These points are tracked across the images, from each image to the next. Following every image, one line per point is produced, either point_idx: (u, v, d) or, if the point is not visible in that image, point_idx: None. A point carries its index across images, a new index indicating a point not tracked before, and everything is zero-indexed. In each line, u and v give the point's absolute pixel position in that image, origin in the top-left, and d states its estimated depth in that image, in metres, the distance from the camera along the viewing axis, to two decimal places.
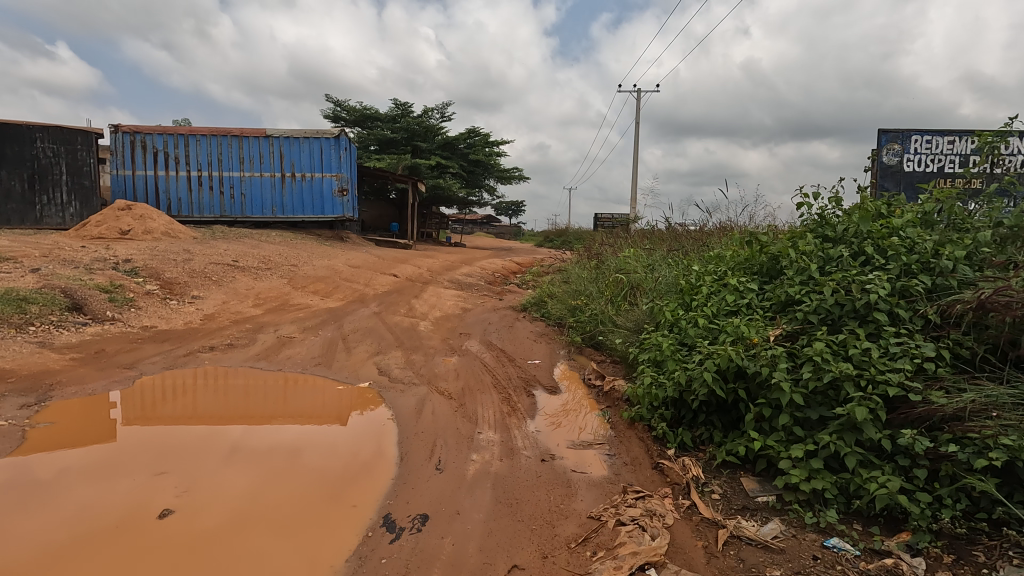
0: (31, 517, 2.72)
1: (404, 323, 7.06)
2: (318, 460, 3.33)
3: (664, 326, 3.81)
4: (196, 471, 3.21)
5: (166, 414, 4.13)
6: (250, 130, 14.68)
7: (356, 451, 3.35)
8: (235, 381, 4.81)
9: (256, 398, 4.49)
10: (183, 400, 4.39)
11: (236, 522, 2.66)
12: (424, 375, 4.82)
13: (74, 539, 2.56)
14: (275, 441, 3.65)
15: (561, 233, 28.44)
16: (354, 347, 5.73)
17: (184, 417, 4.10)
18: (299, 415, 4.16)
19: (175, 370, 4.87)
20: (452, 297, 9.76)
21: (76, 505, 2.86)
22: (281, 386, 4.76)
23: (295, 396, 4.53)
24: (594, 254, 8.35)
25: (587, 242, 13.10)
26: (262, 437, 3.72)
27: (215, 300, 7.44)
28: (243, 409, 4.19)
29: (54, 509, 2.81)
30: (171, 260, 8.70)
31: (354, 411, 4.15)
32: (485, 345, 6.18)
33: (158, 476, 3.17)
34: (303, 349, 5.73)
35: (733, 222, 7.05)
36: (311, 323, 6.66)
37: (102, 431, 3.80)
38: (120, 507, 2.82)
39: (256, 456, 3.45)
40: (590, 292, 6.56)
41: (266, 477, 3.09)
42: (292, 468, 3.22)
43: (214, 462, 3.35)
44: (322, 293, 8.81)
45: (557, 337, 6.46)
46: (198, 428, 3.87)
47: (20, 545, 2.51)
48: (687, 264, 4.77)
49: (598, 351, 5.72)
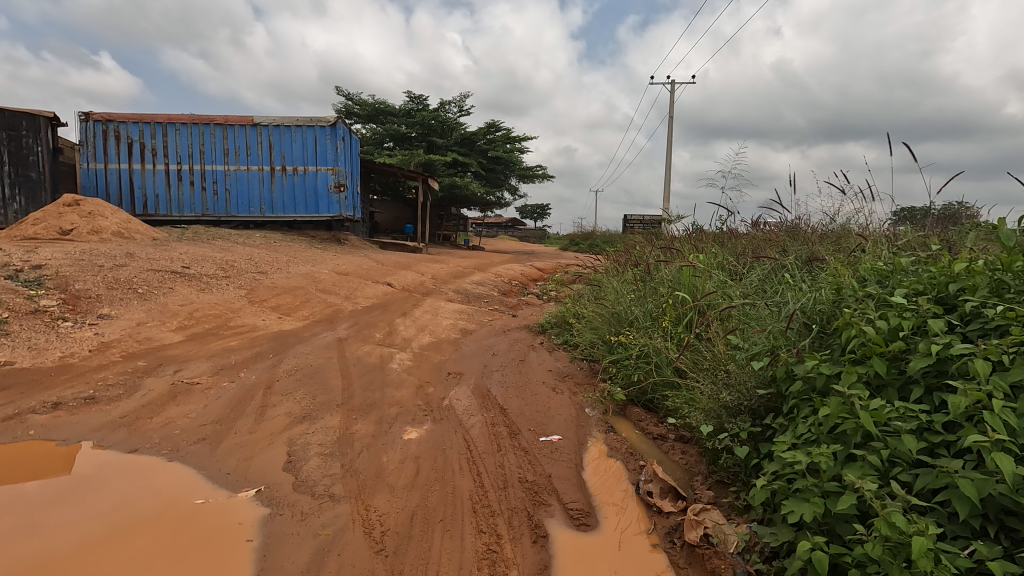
0: (71, 508, 2.50)
1: (368, 358, 5.02)
2: (357, 456, 2.96)
3: (858, 433, 1.70)
4: (235, 464, 2.91)
5: (119, 445, 3.18)
6: (234, 117, 12.94)
7: (384, 471, 2.79)
8: (133, 445, 3.19)
9: (243, 421, 3.47)
10: (152, 424, 3.46)
11: (278, 517, 2.41)
12: (358, 473, 2.77)
13: (113, 530, 2.33)
14: (313, 429, 3.30)
15: (587, 236, 26.31)
16: (277, 404, 3.71)
17: (173, 431, 3.36)
18: (314, 417, 3.49)
19: (50, 440, 3.22)
20: (452, 313, 7.73)
21: (112, 496, 2.60)
22: (235, 433, 3.30)
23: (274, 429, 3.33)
24: (636, 262, 6.22)
25: (620, 246, 10.96)
26: (296, 430, 3.30)
27: (128, 321, 5.57)
28: (229, 431, 3.33)
29: (94, 500, 2.56)
30: (95, 266, 6.89)
31: (361, 436, 3.23)
32: (473, 397, 4.13)
33: (194, 471, 2.86)
34: (198, 406, 3.73)
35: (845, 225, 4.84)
36: (236, 359, 4.70)
37: (59, 457, 3.04)
38: (159, 499, 2.57)
39: (296, 444, 3.12)
40: (637, 319, 4.48)
41: (306, 470, 2.81)
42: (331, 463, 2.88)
43: (254, 452, 3.04)
44: (283, 309, 6.86)
45: (587, 384, 4.42)
46: (226, 426, 3.40)
47: (57, 535, 2.28)
48: (822, 283, 2.70)
49: (653, 416, 3.71)
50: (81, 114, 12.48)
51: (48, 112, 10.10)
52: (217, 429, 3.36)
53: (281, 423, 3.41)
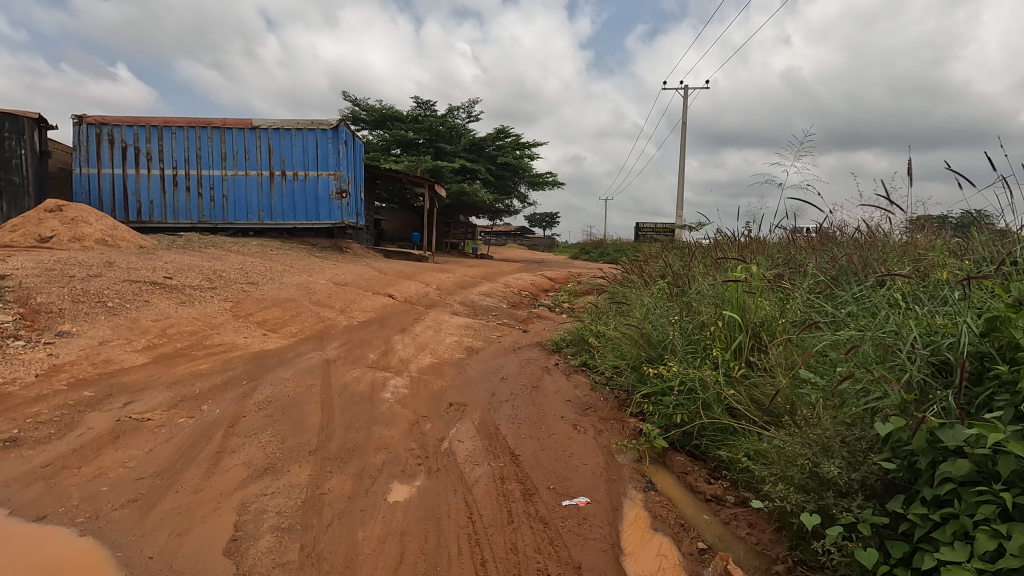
0: (18, 551, 2.17)
1: (356, 385, 4.32)
2: (339, 519, 2.38)
3: None
4: (213, 494, 2.58)
5: (25, 509, 2.49)
6: (233, 120, 12.42)
7: (372, 553, 2.17)
8: (42, 509, 2.49)
9: (190, 475, 2.77)
10: (75, 479, 2.75)
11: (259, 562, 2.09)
12: (321, 564, 2.09)
13: None
14: (305, 452, 2.97)
15: (599, 245, 25.56)
16: (236, 449, 3.02)
17: (135, 464, 2.90)
18: (299, 446, 3.05)
19: None
20: (458, 329, 7.03)
21: (69, 538, 2.27)
22: (177, 493, 2.60)
23: (226, 488, 2.62)
24: (666, 276, 5.48)
25: (638, 255, 10.24)
26: (282, 454, 2.94)
27: (89, 340, 4.92)
28: (174, 486, 2.66)
29: (47, 541, 2.24)
30: (65, 277, 6.26)
31: (338, 495, 2.58)
32: (480, 439, 3.41)
33: (163, 503, 2.51)
34: (139, 452, 3.04)
35: (917, 240, 4.06)
36: (202, 387, 4.02)
37: None
38: (122, 541, 2.24)
39: (282, 471, 2.77)
40: (675, 345, 3.75)
41: (292, 504, 2.47)
42: (321, 498, 2.53)
43: (236, 479, 2.71)
44: (270, 325, 6.19)
45: (614, 422, 3.70)
46: (205, 448, 3.05)
47: None
48: (963, 316, 1.99)
49: (700, 467, 2.98)
50: (74, 117, 11.97)
51: (33, 114, 9.61)
52: (196, 452, 3.02)
53: (268, 445, 3.05)
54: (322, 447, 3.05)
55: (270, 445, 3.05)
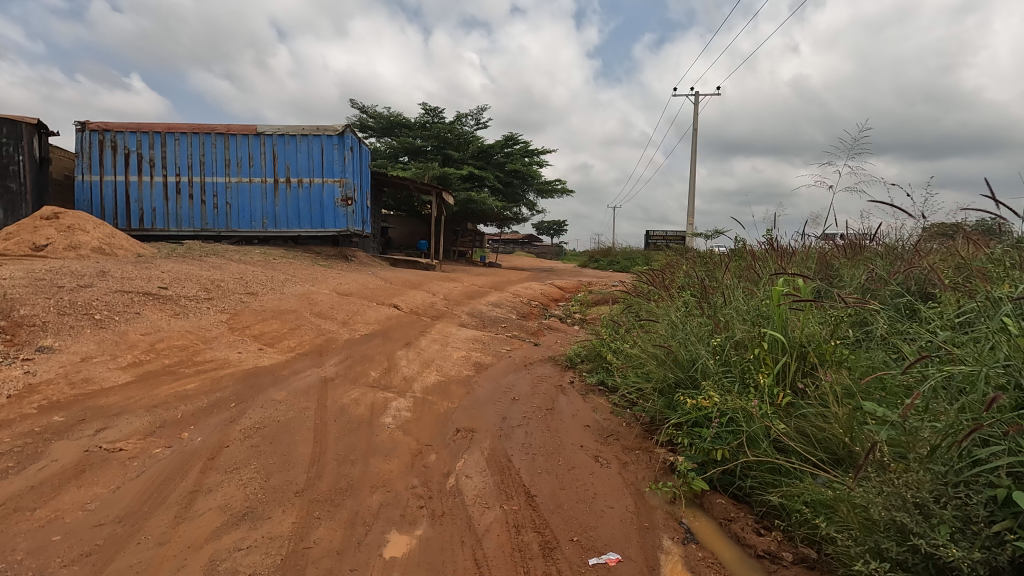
0: None
1: (354, 408, 3.94)
2: None
3: None
4: (179, 548, 2.21)
5: None
6: (237, 126, 12.20)
7: None
8: None
9: (157, 522, 2.40)
10: (23, 525, 2.38)
11: None
12: None
13: None
14: (290, 494, 2.60)
15: (608, 254, 25.16)
16: (213, 489, 2.65)
17: (95, 506, 2.53)
18: (285, 485, 2.68)
19: None
20: (465, 343, 6.66)
21: None
22: (139, 546, 2.24)
23: (195, 541, 2.25)
24: (691, 291, 5.09)
25: (653, 264, 9.86)
26: (263, 496, 2.57)
27: (70, 356, 4.58)
28: (136, 537, 2.30)
29: None
30: (53, 287, 5.95)
31: (326, 551, 2.21)
32: (491, 473, 3.03)
33: (119, 561, 2.14)
34: (104, 490, 2.67)
35: (976, 251, 3.61)
36: (185, 411, 3.66)
37: None
38: None
39: (263, 518, 2.40)
40: (711, 370, 3.37)
41: (270, 566, 2.10)
42: (305, 558, 2.16)
43: (208, 528, 2.34)
44: (267, 339, 5.84)
45: (641, 454, 3.32)
46: (177, 487, 2.68)
47: None
48: None
49: (746, 512, 2.60)
50: (77, 123, 11.80)
51: (32, 119, 9.45)
52: (168, 491, 2.65)
53: (249, 484, 2.68)
54: (311, 487, 2.68)
55: (251, 484, 2.68)
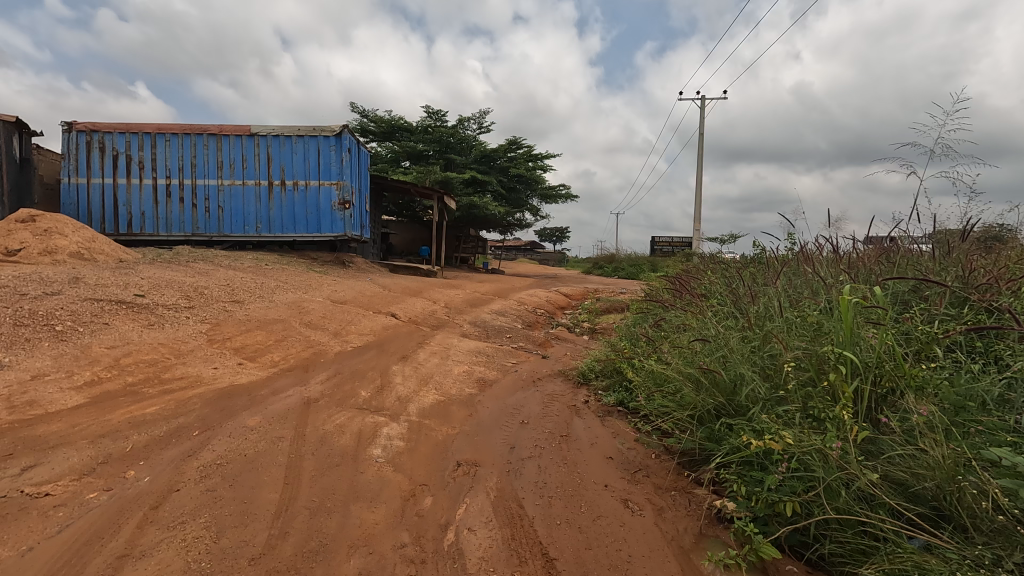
0: None
1: (338, 436, 3.37)
2: None
3: None
4: None
5: None
6: (230, 127, 11.72)
7: None
8: None
9: None
10: None
11: None
12: None
13: None
14: (244, 565, 2.05)
15: (613, 260, 24.59)
16: (147, 554, 2.10)
17: None
18: (238, 552, 2.12)
19: None
20: (468, 356, 6.09)
21: None
22: None
23: None
24: (722, 301, 4.54)
25: (668, 271, 9.28)
26: (208, 569, 2.01)
27: (19, 373, 4.03)
28: None
29: None
30: (16, 296, 5.42)
31: None
32: (499, 526, 2.47)
33: None
34: (9, 555, 2.11)
35: None
36: (137, 441, 3.10)
37: None
38: None
39: None
40: (765, 398, 2.82)
41: None
42: None
43: None
44: (249, 352, 5.28)
45: (681, 498, 2.76)
46: (105, 551, 2.12)
47: None
48: None
49: None
50: (64, 123, 11.33)
51: (10, 117, 9.08)
52: (89, 557, 2.09)
53: (193, 548, 2.12)
54: (272, 553, 2.13)
55: (196, 548, 2.12)
